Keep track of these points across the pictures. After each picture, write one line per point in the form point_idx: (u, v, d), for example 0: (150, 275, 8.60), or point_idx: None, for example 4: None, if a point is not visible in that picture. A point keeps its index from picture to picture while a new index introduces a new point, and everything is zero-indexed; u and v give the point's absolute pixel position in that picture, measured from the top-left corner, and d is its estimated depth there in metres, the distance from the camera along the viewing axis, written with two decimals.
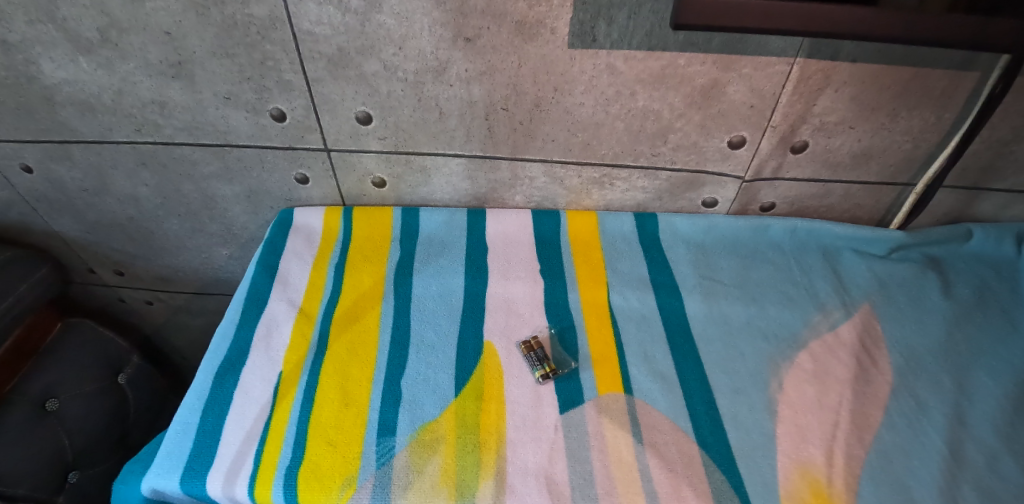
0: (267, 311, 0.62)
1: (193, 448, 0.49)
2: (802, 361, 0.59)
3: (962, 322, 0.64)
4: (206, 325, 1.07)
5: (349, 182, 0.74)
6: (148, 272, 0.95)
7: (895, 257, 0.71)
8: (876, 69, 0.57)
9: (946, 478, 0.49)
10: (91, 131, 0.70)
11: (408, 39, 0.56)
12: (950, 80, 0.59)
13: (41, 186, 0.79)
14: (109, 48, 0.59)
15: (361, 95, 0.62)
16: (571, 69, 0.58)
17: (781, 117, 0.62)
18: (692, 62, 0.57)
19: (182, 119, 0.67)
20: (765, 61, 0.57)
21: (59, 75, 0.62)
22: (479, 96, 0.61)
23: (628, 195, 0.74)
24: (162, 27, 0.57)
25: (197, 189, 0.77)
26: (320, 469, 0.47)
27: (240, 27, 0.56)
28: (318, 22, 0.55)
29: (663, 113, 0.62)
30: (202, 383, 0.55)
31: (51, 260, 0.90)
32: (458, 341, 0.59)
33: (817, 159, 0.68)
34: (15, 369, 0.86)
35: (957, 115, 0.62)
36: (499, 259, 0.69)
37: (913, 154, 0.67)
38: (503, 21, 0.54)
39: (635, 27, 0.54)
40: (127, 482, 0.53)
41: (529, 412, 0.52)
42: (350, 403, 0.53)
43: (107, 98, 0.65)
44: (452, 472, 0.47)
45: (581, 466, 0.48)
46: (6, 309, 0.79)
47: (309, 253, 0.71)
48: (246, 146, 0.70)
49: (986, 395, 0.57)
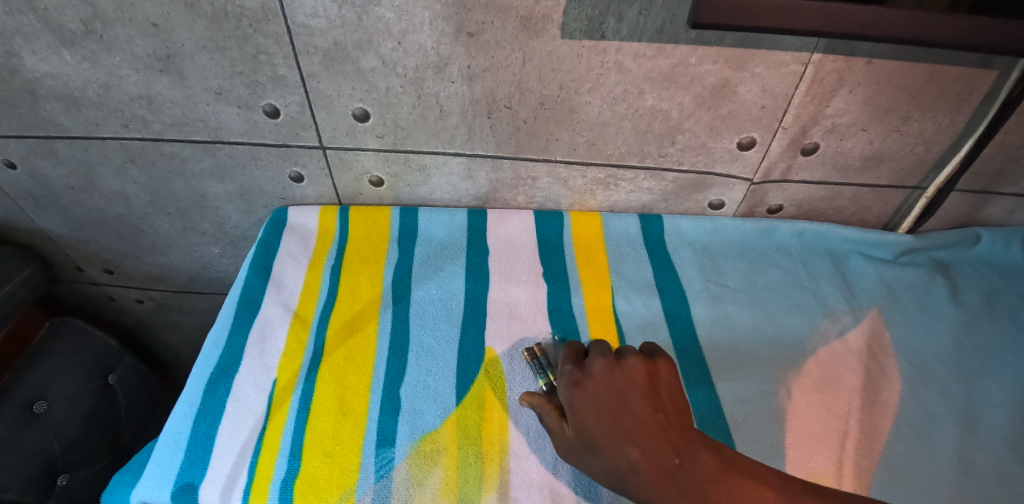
0: (261, 315, 0.60)
1: (183, 460, 0.47)
2: (810, 369, 0.57)
3: (970, 328, 0.63)
4: (198, 324, 1.05)
5: (345, 180, 0.72)
6: (138, 271, 0.92)
7: (903, 262, 0.70)
8: (892, 70, 0.55)
9: (957, 490, 0.48)
10: (77, 127, 0.67)
11: (408, 33, 0.53)
12: (966, 82, 0.57)
13: (26, 183, 0.76)
14: (93, 41, 0.56)
15: (358, 91, 0.60)
16: (577, 66, 0.56)
17: (793, 119, 0.60)
18: (704, 61, 0.55)
19: (170, 114, 0.64)
20: (779, 60, 0.55)
21: (42, 68, 0.59)
22: (482, 93, 0.59)
23: (633, 196, 0.72)
24: (149, 18, 0.54)
25: (188, 187, 0.75)
26: (316, 482, 0.46)
27: (231, 19, 0.53)
28: (313, 15, 0.52)
29: (672, 113, 0.60)
30: (194, 390, 0.53)
31: (37, 259, 0.86)
32: (459, 348, 0.57)
33: (827, 162, 0.66)
34: (13, 358, 0.85)
35: (971, 118, 0.61)
36: (500, 261, 0.67)
37: (924, 157, 0.66)
38: (507, 15, 0.51)
39: (645, 23, 0.52)
40: (116, 494, 0.52)
41: (534, 421, 0.51)
42: (347, 412, 0.51)
43: (92, 92, 0.62)
44: (454, 485, 0.46)
45: (586, 479, 0.46)
46: (5, 298, 0.79)
47: (305, 254, 0.68)
48: (239, 144, 0.67)
49: (995, 403, 0.56)
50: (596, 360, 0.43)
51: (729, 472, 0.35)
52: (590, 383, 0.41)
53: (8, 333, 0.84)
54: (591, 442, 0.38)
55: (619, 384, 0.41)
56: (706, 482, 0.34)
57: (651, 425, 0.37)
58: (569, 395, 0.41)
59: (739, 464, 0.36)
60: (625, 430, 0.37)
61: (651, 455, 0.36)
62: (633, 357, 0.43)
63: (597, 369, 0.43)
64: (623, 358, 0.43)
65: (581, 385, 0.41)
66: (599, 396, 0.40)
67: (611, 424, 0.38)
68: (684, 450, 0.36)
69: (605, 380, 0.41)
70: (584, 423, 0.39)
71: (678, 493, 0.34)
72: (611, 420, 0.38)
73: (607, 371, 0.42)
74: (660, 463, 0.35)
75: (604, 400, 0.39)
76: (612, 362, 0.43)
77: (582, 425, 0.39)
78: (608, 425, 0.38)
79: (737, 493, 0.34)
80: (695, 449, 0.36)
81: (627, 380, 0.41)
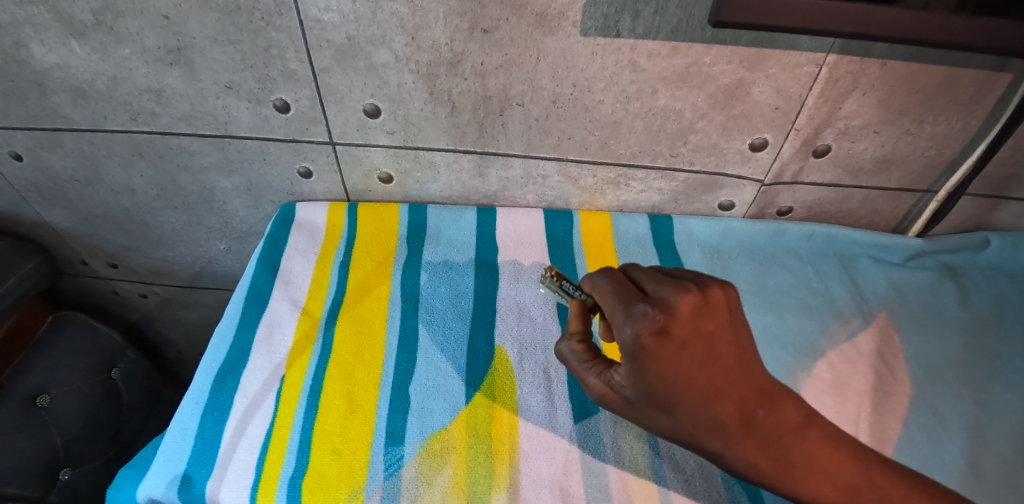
0: (269, 311, 0.60)
1: (190, 456, 0.47)
2: (821, 371, 0.57)
3: (980, 333, 0.63)
4: (202, 319, 1.05)
5: (354, 177, 0.71)
6: (142, 265, 0.92)
7: (913, 265, 0.70)
8: (907, 72, 0.55)
9: (967, 494, 0.48)
10: (84, 119, 0.67)
11: (422, 29, 0.53)
12: (980, 85, 0.57)
13: (32, 175, 0.76)
14: (103, 32, 0.56)
15: (369, 86, 0.59)
16: (591, 65, 0.56)
17: (806, 120, 0.60)
18: (718, 61, 0.55)
19: (179, 108, 0.64)
20: (794, 61, 0.54)
21: (51, 59, 0.59)
22: (494, 91, 0.59)
23: (643, 196, 0.72)
24: (160, 10, 0.54)
25: (195, 181, 0.74)
26: (325, 479, 0.45)
27: (244, 12, 0.53)
28: (326, 9, 0.52)
29: (685, 113, 0.60)
30: (201, 386, 0.53)
31: (41, 252, 0.86)
32: (469, 346, 0.57)
33: (839, 164, 0.66)
34: (13, 355, 0.84)
35: (983, 123, 0.61)
36: (509, 260, 0.67)
37: (935, 161, 0.65)
38: (522, 12, 0.51)
39: (660, 22, 0.52)
40: (121, 489, 0.51)
41: (544, 422, 0.51)
42: (356, 409, 0.51)
43: (101, 84, 0.62)
44: (463, 484, 0.45)
45: (596, 479, 0.46)
46: (8, 291, 0.79)
47: (313, 250, 0.68)
48: (248, 138, 0.67)
49: (1005, 408, 0.56)
50: (680, 295, 0.33)
51: (809, 429, 0.33)
52: (678, 331, 0.31)
53: (8, 331, 0.83)
54: (670, 396, 0.31)
55: (708, 326, 0.32)
56: (787, 437, 0.32)
57: (742, 380, 0.31)
58: (651, 346, 0.31)
59: (818, 422, 0.33)
60: (715, 388, 0.30)
61: (742, 412, 0.31)
62: (716, 290, 0.34)
63: (682, 307, 0.32)
64: (706, 291, 0.34)
65: (668, 334, 0.31)
66: (689, 346, 0.31)
67: (702, 382, 0.30)
68: (769, 402, 0.32)
69: (692, 323, 0.32)
70: (668, 380, 0.31)
71: (760, 448, 0.31)
72: (704, 378, 0.31)
73: (697, 314, 0.32)
74: (750, 421, 0.31)
75: (695, 352, 0.31)
76: (701, 299, 0.33)
77: (666, 384, 0.31)
78: (698, 382, 0.30)
79: (812, 454, 0.32)
80: (781, 402, 0.32)
81: (716, 321, 0.32)
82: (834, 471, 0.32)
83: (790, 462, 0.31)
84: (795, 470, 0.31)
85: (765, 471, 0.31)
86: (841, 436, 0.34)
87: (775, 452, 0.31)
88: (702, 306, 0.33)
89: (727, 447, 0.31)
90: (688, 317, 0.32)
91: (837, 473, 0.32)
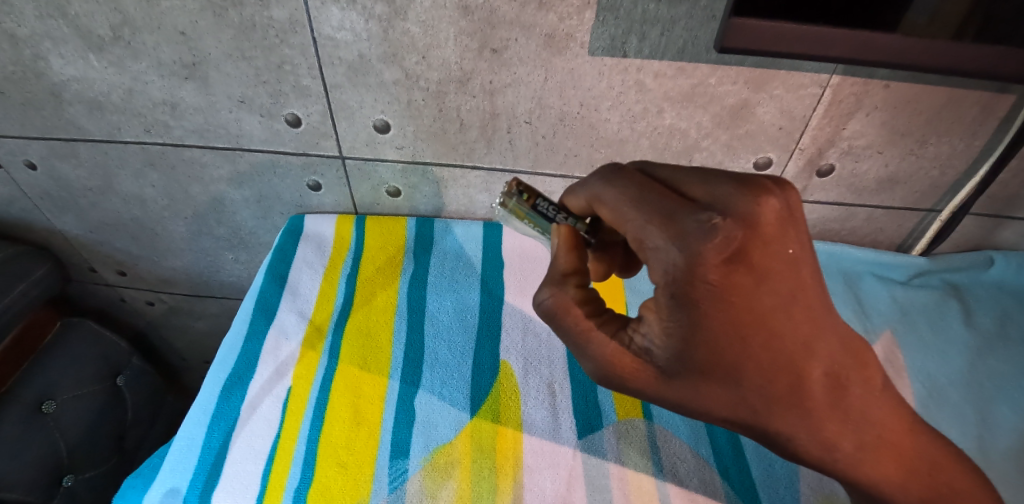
0: (276, 322, 0.61)
1: (196, 466, 0.47)
2: None
3: (984, 352, 0.63)
4: (207, 328, 1.05)
5: (362, 190, 0.72)
6: (150, 273, 0.92)
7: (917, 284, 0.70)
8: (909, 94, 0.56)
9: None
10: (99, 130, 0.68)
11: (432, 48, 0.54)
12: (983, 107, 0.57)
13: (45, 184, 0.77)
14: (120, 46, 0.57)
15: (380, 103, 0.60)
16: (598, 84, 0.57)
17: (810, 140, 0.61)
18: (723, 82, 0.56)
19: (192, 121, 0.65)
20: (798, 83, 0.55)
21: (68, 72, 0.60)
22: (502, 108, 0.60)
23: None
24: (177, 27, 0.55)
25: (205, 192, 0.76)
26: (330, 492, 0.46)
27: (258, 29, 0.54)
28: (339, 28, 0.53)
29: (690, 132, 0.61)
30: (208, 396, 0.53)
31: (51, 258, 0.87)
32: (474, 361, 0.57)
33: (843, 183, 0.66)
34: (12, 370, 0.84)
35: (986, 144, 0.61)
36: (515, 274, 0.67)
37: (939, 181, 0.66)
38: (531, 33, 0.52)
39: (666, 44, 0.52)
40: (127, 498, 0.52)
41: (547, 438, 0.51)
42: (361, 422, 0.51)
43: (116, 97, 0.63)
44: (468, 498, 0.45)
45: (601, 495, 0.46)
46: (17, 299, 0.80)
47: (320, 262, 0.69)
48: (259, 151, 0.68)
49: (1009, 428, 0.56)
50: (764, 201, 0.29)
51: (891, 400, 0.33)
52: (757, 251, 0.28)
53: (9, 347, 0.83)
54: (745, 344, 0.29)
55: (789, 243, 0.30)
56: (871, 407, 0.32)
57: (831, 335, 0.31)
58: (718, 275, 0.28)
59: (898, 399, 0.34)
60: (802, 336, 0.29)
61: (828, 373, 0.30)
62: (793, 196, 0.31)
63: (768, 218, 0.29)
64: (787, 198, 0.30)
65: (751, 255, 0.28)
66: (768, 273, 0.29)
67: (786, 325, 0.29)
68: (858, 365, 0.32)
69: (775, 239, 0.29)
70: (743, 333, 0.29)
71: (840, 418, 0.31)
72: (789, 326, 0.29)
73: (779, 224, 0.29)
74: (835, 385, 0.31)
75: (775, 284, 0.29)
76: (782, 205, 0.30)
77: (739, 335, 0.29)
78: (784, 325, 0.29)
79: (891, 430, 0.32)
80: (870, 366, 0.32)
81: (796, 236, 0.30)
82: (905, 446, 0.33)
83: (868, 439, 0.32)
84: (875, 448, 0.32)
85: (847, 447, 0.31)
86: (913, 420, 0.34)
87: (858, 427, 0.31)
88: (784, 216, 0.30)
89: (804, 420, 0.30)
90: (770, 232, 0.29)
91: (907, 449, 0.33)
